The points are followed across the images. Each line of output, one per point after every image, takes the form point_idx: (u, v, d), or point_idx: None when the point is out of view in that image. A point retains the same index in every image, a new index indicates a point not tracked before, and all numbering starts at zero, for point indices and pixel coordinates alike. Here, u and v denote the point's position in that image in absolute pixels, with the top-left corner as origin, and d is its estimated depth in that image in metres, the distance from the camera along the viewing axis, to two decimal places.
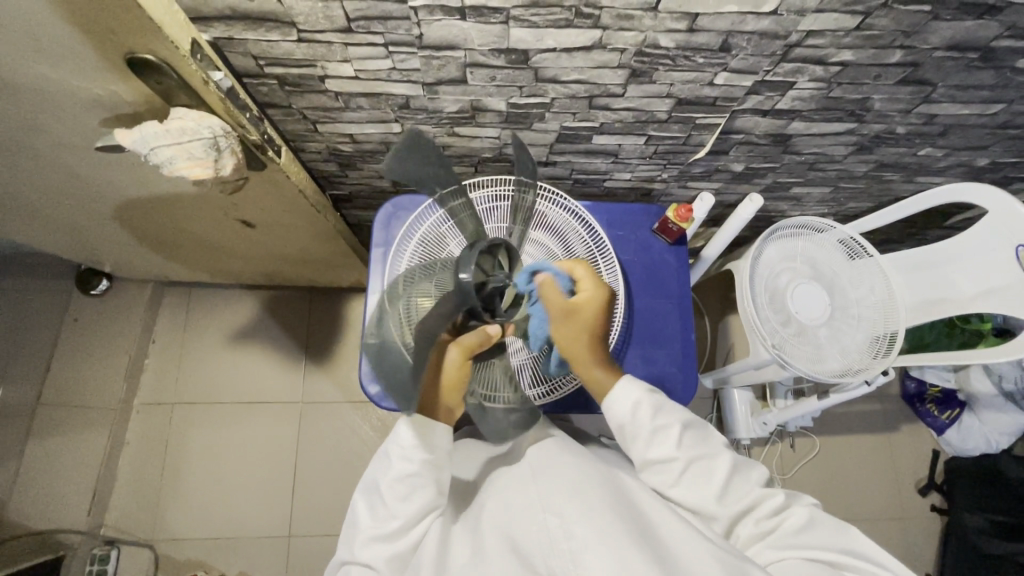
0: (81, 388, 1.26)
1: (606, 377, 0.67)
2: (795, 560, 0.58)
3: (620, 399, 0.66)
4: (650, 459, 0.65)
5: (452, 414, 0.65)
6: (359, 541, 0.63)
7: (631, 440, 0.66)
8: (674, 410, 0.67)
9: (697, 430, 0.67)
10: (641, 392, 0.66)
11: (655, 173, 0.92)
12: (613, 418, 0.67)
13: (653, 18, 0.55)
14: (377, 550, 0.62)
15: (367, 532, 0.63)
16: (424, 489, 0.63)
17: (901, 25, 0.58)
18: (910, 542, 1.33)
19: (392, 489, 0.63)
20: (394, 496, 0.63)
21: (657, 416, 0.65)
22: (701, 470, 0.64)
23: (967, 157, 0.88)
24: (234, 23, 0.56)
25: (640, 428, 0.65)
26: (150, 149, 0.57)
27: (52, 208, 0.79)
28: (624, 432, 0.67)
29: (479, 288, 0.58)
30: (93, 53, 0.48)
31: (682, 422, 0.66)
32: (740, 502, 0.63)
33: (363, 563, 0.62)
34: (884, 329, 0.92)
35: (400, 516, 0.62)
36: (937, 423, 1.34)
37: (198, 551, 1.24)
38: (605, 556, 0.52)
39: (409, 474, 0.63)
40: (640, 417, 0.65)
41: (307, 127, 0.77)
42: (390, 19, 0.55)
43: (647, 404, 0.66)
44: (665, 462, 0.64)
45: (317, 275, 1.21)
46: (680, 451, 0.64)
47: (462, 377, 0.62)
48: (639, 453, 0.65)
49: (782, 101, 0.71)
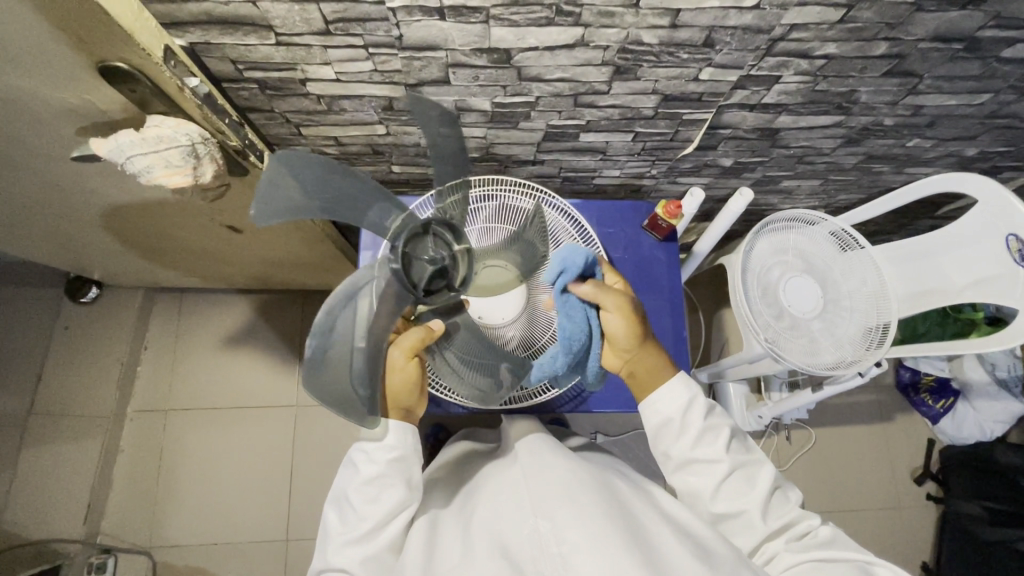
0: (72, 396, 1.25)
1: (662, 370, 0.67)
2: (813, 564, 0.59)
3: (673, 394, 0.66)
4: (695, 457, 0.65)
5: (409, 413, 0.65)
6: (332, 546, 0.63)
7: (673, 436, 0.66)
8: (723, 414, 0.68)
9: (741, 439, 0.68)
10: (696, 391, 0.67)
11: (644, 169, 0.92)
12: (656, 413, 0.66)
13: (635, 15, 0.55)
14: (350, 554, 0.62)
15: (339, 538, 0.63)
16: (394, 488, 0.64)
17: (884, 17, 0.57)
18: (906, 531, 1.34)
19: (360, 492, 0.64)
20: (363, 497, 0.64)
21: (708, 417, 0.66)
22: (743, 475, 0.65)
23: (955, 147, 0.88)
24: (210, 27, 0.55)
25: (689, 425, 0.66)
26: (125, 159, 0.56)
27: (34, 218, 0.78)
28: (665, 428, 0.66)
29: (411, 268, 0.60)
30: (62, 62, 0.47)
31: (731, 428, 0.67)
32: (776, 517, 0.64)
33: (338, 567, 0.62)
34: (877, 320, 0.91)
35: (370, 518, 0.63)
36: (931, 413, 1.32)
37: (194, 557, 1.23)
38: (599, 561, 0.52)
39: (375, 476, 0.63)
40: (689, 416, 0.66)
41: (290, 131, 0.76)
42: (369, 21, 0.55)
43: (701, 405, 0.66)
44: (708, 463, 0.65)
45: (308, 277, 1.20)
46: (726, 454, 0.65)
47: (407, 376, 0.62)
48: (681, 450, 0.66)
49: (769, 95, 0.70)
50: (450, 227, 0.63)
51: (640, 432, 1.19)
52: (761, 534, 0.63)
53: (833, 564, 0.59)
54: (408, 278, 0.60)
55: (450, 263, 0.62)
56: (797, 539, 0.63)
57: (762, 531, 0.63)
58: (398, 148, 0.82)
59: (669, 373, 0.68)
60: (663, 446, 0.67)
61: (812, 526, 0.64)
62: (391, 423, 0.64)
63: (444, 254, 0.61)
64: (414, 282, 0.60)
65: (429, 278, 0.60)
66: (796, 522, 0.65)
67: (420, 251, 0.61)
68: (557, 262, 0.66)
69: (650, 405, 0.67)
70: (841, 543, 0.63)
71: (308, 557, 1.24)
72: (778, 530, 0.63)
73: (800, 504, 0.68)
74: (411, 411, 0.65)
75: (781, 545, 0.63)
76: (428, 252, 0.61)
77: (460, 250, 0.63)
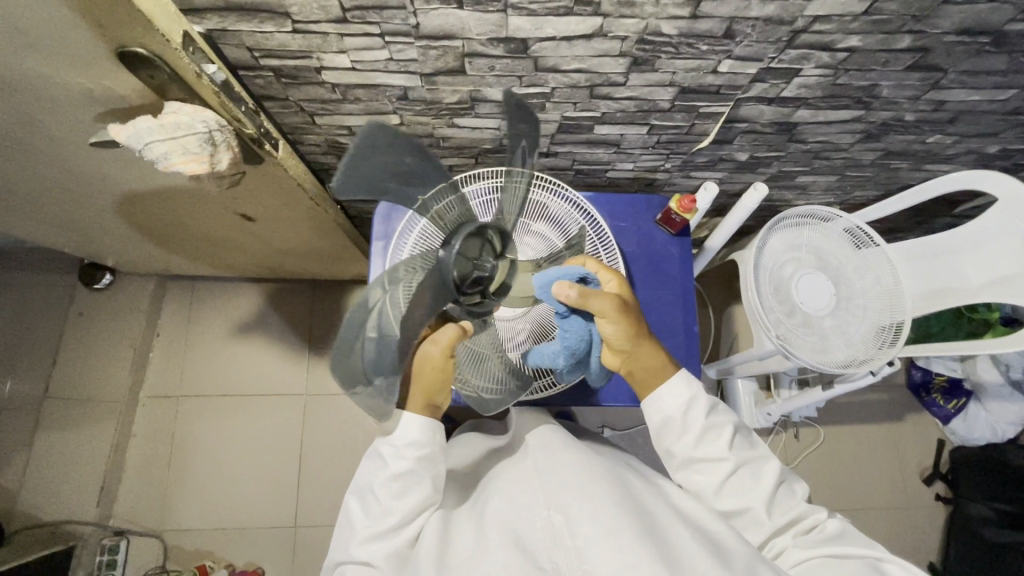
0: (86, 381, 1.27)
1: (662, 369, 0.67)
2: (822, 560, 0.60)
3: (673, 394, 0.66)
4: (698, 455, 0.65)
5: (436, 409, 0.66)
6: (355, 540, 0.63)
7: (676, 434, 0.66)
8: (726, 411, 0.68)
9: (744, 434, 0.68)
10: (699, 389, 0.67)
11: (658, 162, 0.91)
12: (657, 413, 0.66)
13: (655, 5, 0.54)
14: (374, 547, 0.62)
15: (363, 532, 0.63)
16: (421, 486, 0.64)
17: (910, 9, 0.56)
18: (913, 531, 1.33)
19: (387, 487, 0.64)
20: (389, 493, 0.64)
21: (711, 415, 0.66)
22: (747, 472, 0.65)
23: (977, 144, 0.86)
24: (227, 14, 0.55)
25: (691, 423, 0.65)
26: (143, 145, 0.56)
27: (51, 203, 0.79)
28: (667, 426, 0.66)
29: (461, 270, 0.58)
30: (82, 46, 0.47)
31: (734, 425, 0.66)
32: (783, 512, 0.64)
33: (360, 560, 0.62)
34: (890, 318, 0.90)
35: (395, 513, 0.63)
36: (943, 413, 1.31)
37: (204, 542, 1.25)
38: (612, 552, 0.52)
39: (403, 472, 0.64)
40: (691, 415, 0.65)
41: (305, 120, 0.76)
42: (386, 9, 0.54)
43: (704, 402, 0.66)
44: (712, 461, 0.65)
45: (320, 267, 1.21)
46: (730, 452, 0.65)
47: (439, 374, 0.63)
48: (683, 448, 0.66)
49: (788, 89, 0.69)
50: (502, 236, 0.62)
51: (647, 426, 1.19)
52: (769, 530, 0.63)
53: (842, 560, 0.59)
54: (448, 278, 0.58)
55: (492, 272, 0.61)
56: (805, 533, 0.64)
57: (770, 527, 0.63)
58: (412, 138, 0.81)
59: (669, 372, 0.67)
60: (665, 443, 0.67)
61: (819, 521, 0.64)
62: (418, 418, 0.65)
63: (491, 264, 0.60)
64: (458, 284, 0.58)
65: (471, 284, 0.59)
66: (803, 516, 0.65)
67: (467, 251, 0.58)
68: (537, 286, 0.63)
69: (651, 406, 0.67)
70: (850, 536, 0.63)
71: (315, 544, 1.25)
72: (785, 525, 0.63)
73: (806, 497, 0.67)
74: (440, 407, 0.67)
75: (788, 540, 0.63)
76: (476, 255, 0.59)
77: (504, 258, 0.63)
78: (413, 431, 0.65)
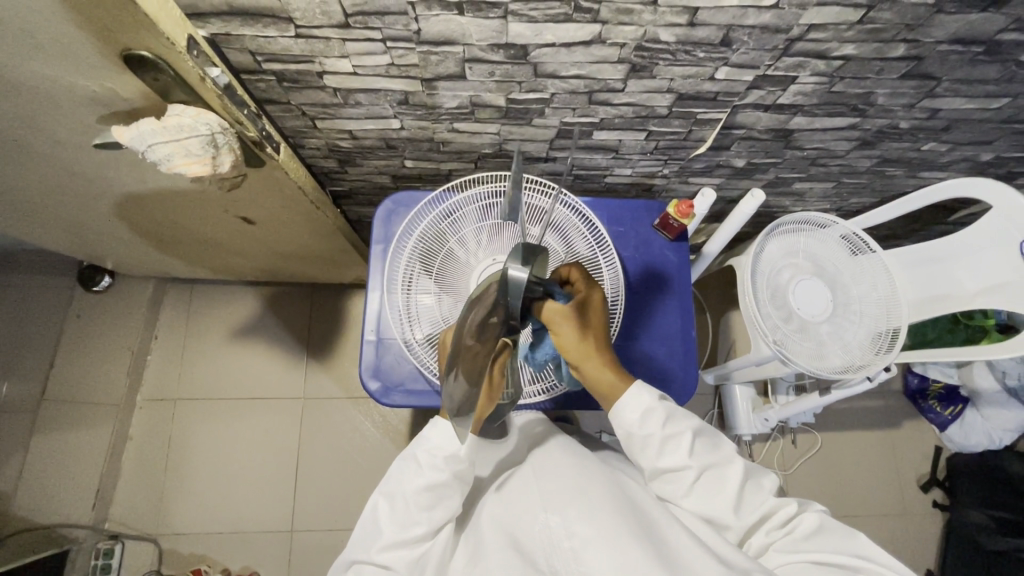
0: (83, 382, 1.27)
1: (616, 385, 0.65)
2: (803, 565, 0.59)
3: (631, 411, 0.65)
4: (662, 468, 0.65)
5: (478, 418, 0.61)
6: (378, 543, 0.63)
7: (640, 448, 0.66)
8: (685, 417, 0.66)
9: (708, 437, 0.66)
10: (653, 399, 0.65)
11: (656, 168, 0.92)
12: (622, 428, 0.66)
13: (653, 13, 0.55)
14: (397, 553, 0.62)
15: (387, 537, 0.63)
16: (451, 498, 0.65)
17: (904, 18, 0.57)
18: (912, 539, 1.33)
19: (419, 497, 0.63)
20: (418, 504, 0.63)
21: (668, 424, 0.64)
22: (713, 476, 0.65)
23: (970, 152, 0.87)
24: (230, 19, 0.56)
25: (650, 436, 0.64)
26: (147, 147, 0.57)
27: (52, 205, 0.79)
28: (632, 441, 0.66)
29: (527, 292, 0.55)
30: (86, 49, 0.47)
31: (694, 430, 0.65)
32: (753, 511, 0.64)
33: (380, 563, 0.62)
34: (887, 325, 0.91)
35: (422, 524, 0.63)
36: (940, 419, 1.31)
37: (200, 546, 1.24)
38: (607, 553, 0.54)
39: (437, 483, 0.64)
40: (650, 424, 0.65)
41: (306, 124, 0.77)
42: (387, 15, 0.55)
43: (659, 412, 0.65)
44: (675, 470, 0.65)
45: (321, 271, 1.21)
46: (692, 459, 0.64)
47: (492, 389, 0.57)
48: (650, 462, 0.65)
49: (784, 96, 0.70)
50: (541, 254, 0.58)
51: None
52: (740, 530, 0.63)
53: (823, 567, 0.59)
54: (514, 304, 0.54)
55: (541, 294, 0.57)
56: (779, 528, 0.64)
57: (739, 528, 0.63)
58: (412, 143, 0.82)
59: (622, 388, 0.65)
60: (635, 456, 0.67)
61: (792, 515, 0.64)
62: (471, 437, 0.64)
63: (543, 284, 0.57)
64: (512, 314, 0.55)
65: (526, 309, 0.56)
66: (774, 511, 0.64)
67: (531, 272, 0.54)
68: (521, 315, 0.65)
69: (614, 419, 0.66)
70: (828, 530, 0.62)
71: (313, 548, 1.25)
72: (756, 523, 0.64)
73: (775, 490, 0.67)
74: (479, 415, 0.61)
75: (765, 537, 0.64)
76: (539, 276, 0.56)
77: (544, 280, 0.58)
78: (455, 446, 0.65)
